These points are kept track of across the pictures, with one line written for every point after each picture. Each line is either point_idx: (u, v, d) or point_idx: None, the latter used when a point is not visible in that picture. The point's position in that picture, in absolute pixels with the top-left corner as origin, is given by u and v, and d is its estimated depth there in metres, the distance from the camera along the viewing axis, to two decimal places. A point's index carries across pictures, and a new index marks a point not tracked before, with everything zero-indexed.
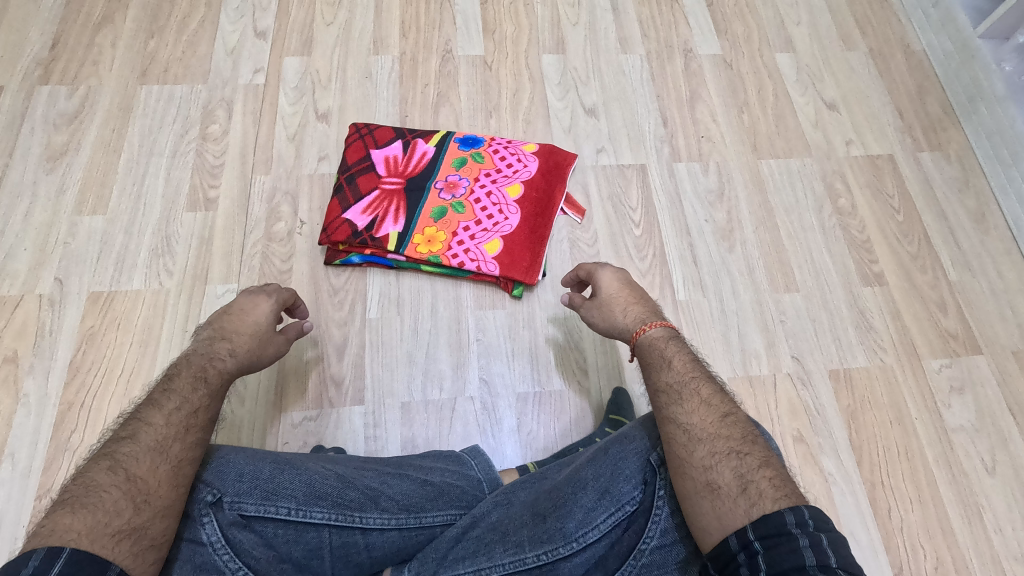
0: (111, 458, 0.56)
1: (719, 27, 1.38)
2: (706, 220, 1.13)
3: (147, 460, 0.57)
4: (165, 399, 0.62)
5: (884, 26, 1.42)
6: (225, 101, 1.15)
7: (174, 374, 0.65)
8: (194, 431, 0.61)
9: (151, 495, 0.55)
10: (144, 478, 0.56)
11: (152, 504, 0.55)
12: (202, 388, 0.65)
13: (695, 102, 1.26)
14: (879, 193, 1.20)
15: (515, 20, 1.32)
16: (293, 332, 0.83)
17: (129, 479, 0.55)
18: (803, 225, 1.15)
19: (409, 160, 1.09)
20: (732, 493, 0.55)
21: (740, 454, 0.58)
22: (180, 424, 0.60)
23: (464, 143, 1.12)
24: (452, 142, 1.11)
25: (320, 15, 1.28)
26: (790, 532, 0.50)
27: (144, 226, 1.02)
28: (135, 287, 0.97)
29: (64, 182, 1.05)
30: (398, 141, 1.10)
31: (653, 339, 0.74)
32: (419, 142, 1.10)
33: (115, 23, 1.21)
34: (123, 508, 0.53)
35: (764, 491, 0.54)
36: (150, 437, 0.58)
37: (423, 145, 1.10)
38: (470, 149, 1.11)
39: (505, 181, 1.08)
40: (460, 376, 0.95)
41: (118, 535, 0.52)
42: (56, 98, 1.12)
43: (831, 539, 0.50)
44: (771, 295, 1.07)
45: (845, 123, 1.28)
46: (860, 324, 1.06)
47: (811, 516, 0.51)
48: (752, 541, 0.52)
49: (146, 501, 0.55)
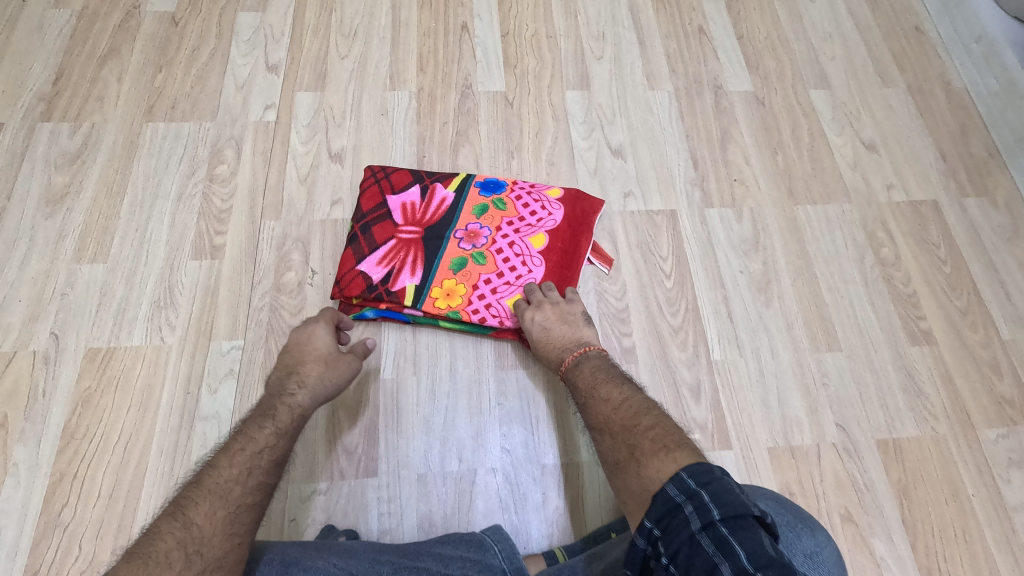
0: (177, 507, 0.60)
1: (750, 61, 1.31)
2: (741, 271, 1.07)
3: (206, 506, 0.60)
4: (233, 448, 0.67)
5: (923, 61, 1.35)
6: (234, 140, 1.10)
7: (244, 426, 0.71)
8: (255, 474, 0.65)
9: (205, 546, 0.56)
10: (200, 526, 0.58)
11: (204, 556, 0.56)
12: (268, 429, 0.71)
13: (727, 141, 1.20)
14: (923, 242, 1.13)
15: (538, 54, 1.26)
16: (360, 346, 0.88)
17: (186, 527, 0.58)
18: (844, 278, 1.08)
19: (426, 207, 1.02)
20: (628, 463, 0.64)
21: (631, 430, 0.68)
22: (242, 464, 0.65)
23: (485, 188, 1.05)
24: (473, 187, 1.05)
25: (334, 48, 1.22)
26: (674, 499, 0.55)
27: (146, 276, 0.96)
28: (135, 344, 0.91)
29: (63, 227, 0.99)
30: (415, 186, 1.04)
31: (585, 362, 0.82)
32: (437, 187, 1.04)
33: (121, 56, 1.16)
34: (175, 558, 0.55)
35: (648, 453, 0.63)
36: (213, 480, 0.63)
37: (442, 190, 1.04)
38: (491, 195, 1.04)
39: (529, 230, 1.01)
40: (481, 446, 0.88)
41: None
42: (58, 136, 1.07)
43: (712, 492, 0.53)
44: (812, 354, 1.00)
45: (886, 165, 1.21)
46: (909, 388, 0.99)
47: (689, 479, 0.55)
48: (651, 529, 0.55)
49: (198, 552, 0.56)
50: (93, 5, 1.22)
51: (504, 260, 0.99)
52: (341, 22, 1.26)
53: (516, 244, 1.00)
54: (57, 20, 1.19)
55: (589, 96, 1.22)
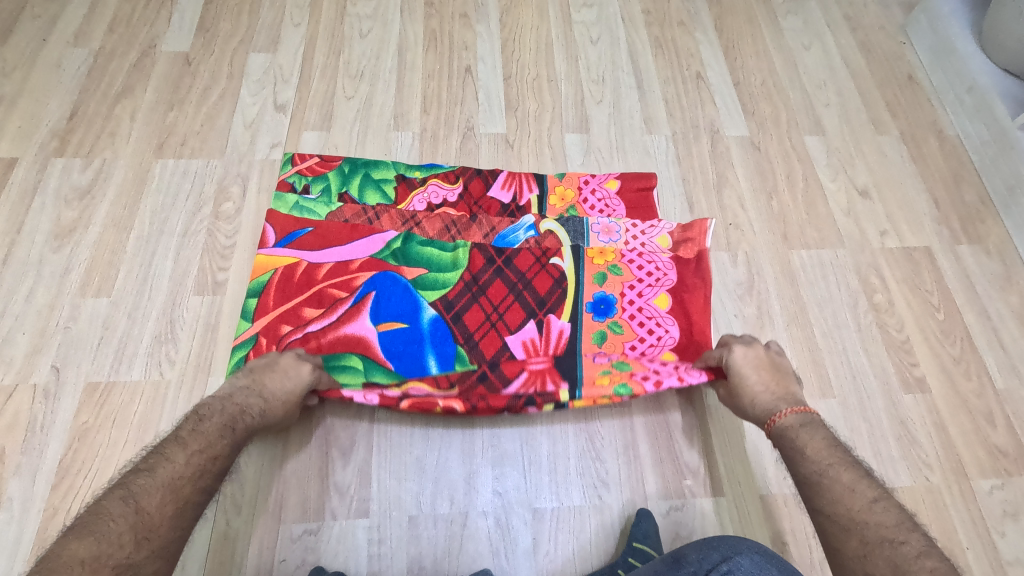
0: (126, 490, 0.61)
1: (746, 107, 1.35)
2: (735, 314, 1.08)
3: (157, 498, 0.61)
4: (228, 424, 0.72)
5: (916, 109, 1.38)
6: (241, 177, 1.12)
7: (205, 417, 0.72)
8: (205, 476, 0.67)
9: (152, 532, 0.59)
10: (150, 513, 0.60)
11: (151, 541, 0.59)
12: (226, 437, 0.71)
13: (723, 186, 1.22)
14: (917, 289, 1.14)
15: (539, 97, 1.30)
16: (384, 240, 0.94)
17: (138, 511, 0.59)
18: (838, 323, 1.09)
19: (548, 342, 0.90)
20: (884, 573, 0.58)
21: (896, 541, 0.60)
22: (197, 464, 0.66)
23: (597, 310, 0.94)
24: (586, 312, 0.94)
25: (341, 89, 1.26)
26: None
27: (148, 311, 0.98)
28: (135, 379, 0.92)
29: (70, 261, 1.01)
30: (530, 320, 0.92)
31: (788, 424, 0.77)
32: (553, 318, 0.92)
33: (135, 95, 1.20)
34: (126, 542, 0.57)
35: (907, 556, 0.58)
36: (166, 473, 0.64)
37: (558, 321, 0.92)
38: (604, 319, 0.94)
39: (652, 292, 0.97)
40: (473, 487, 0.89)
41: (119, 571, 0.55)
42: (70, 171, 1.10)
43: None
44: (805, 401, 1.01)
45: (879, 212, 1.23)
46: (902, 436, 0.99)
47: None
48: None
49: (146, 537, 0.59)
50: (110, 44, 1.26)
51: (653, 383, 0.87)
52: (349, 63, 1.30)
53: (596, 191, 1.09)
54: (75, 58, 1.24)
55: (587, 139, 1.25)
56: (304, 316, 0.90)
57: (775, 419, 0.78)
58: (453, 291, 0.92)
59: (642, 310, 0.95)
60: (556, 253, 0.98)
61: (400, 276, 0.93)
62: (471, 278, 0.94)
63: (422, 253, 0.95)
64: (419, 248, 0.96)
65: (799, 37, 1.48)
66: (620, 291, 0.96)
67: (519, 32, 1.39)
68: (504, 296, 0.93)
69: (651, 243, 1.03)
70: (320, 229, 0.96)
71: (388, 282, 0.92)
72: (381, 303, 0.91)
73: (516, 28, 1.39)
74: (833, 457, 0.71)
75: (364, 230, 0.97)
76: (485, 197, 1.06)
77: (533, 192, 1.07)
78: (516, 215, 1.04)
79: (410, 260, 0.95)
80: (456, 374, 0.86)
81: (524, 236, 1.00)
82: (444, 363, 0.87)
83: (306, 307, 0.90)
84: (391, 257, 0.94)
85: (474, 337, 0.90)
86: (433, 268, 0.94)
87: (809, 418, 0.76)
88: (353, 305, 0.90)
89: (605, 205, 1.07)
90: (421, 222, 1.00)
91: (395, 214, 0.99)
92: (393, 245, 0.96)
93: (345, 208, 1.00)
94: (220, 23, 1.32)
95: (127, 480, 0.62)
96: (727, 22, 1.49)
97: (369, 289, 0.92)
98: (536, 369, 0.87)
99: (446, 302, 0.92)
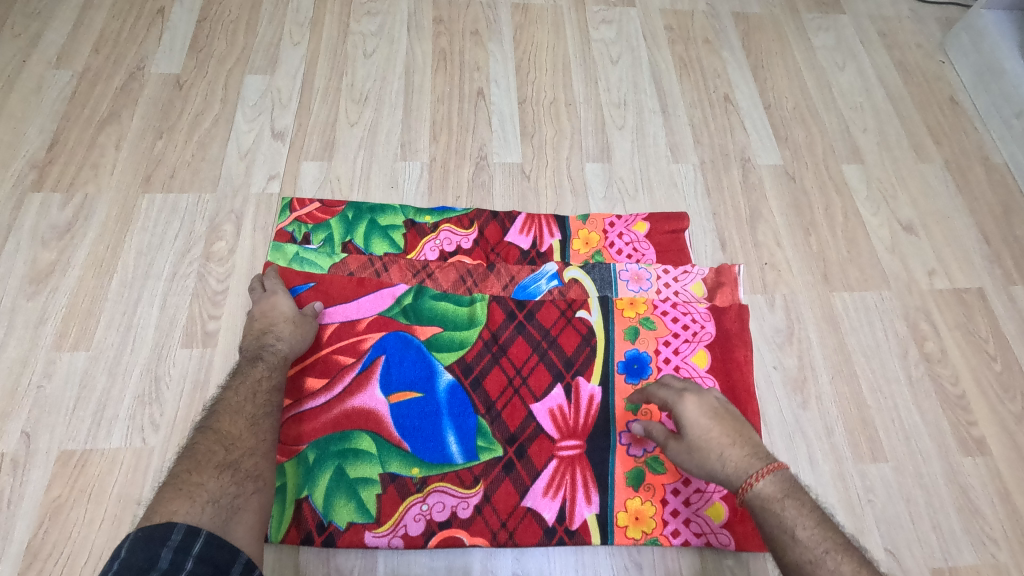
0: (205, 428, 0.74)
1: (779, 132, 1.25)
2: (775, 366, 0.99)
3: (229, 420, 0.75)
4: (257, 356, 0.83)
5: (960, 134, 1.29)
6: (235, 214, 1.03)
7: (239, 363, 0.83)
8: (261, 394, 0.79)
9: (236, 442, 0.73)
10: (227, 432, 0.74)
11: (239, 447, 0.73)
12: (261, 364, 0.82)
13: (756, 221, 1.13)
14: (970, 336, 1.05)
15: (556, 122, 1.21)
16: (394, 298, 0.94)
17: (218, 433, 0.73)
18: (887, 376, 0.99)
19: (577, 411, 0.89)
20: None
21: None
22: (247, 390, 0.79)
23: (630, 372, 0.93)
24: (618, 374, 0.92)
25: (345, 114, 1.17)
26: None
27: (131, 367, 0.89)
28: (114, 446, 0.83)
29: (46, 310, 0.92)
30: (557, 386, 0.91)
31: (771, 493, 0.69)
32: (582, 383, 0.91)
33: (121, 121, 1.11)
34: (218, 451, 0.71)
35: None
36: (229, 406, 0.77)
37: (587, 386, 0.91)
38: (639, 381, 0.92)
39: (690, 349, 0.95)
40: (490, 571, 0.81)
41: (221, 469, 0.69)
42: (48, 208, 1.01)
43: None
44: (855, 466, 0.91)
45: (925, 249, 1.13)
46: (964, 506, 0.90)
47: None
48: None
49: (233, 445, 0.73)
50: (96, 66, 1.17)
51: None
52: (352, 86, 1.21)
53: (624, 234, 1.06)
54: (57, 81, 1.15)
55: (608, 169, 1.16)
56: (317, 380, 0.88)
57: (750, 485, 0.70)
58: (472, 355, 0.92)
59: (679, 370, 0.93)
60: (583, 305, 0.97)
61: (413, 336, 0.92)
62: (490, 336, 0.94)
63: (438, 313, 0.94)
64: (434, 303, 0.95)
65: (832, 55, 1.39)
66: (654, 348, 0.94)
67: (534, 51, 1.30)
68: (526, 356, 0.93)
69: (685, 293, 1.01)
70: (324, 284, 0.94)
71: (404, 343, 0.91)
72: (392, 368, 0.89)
73: (531, 47, 1.30)
74: (828, 539, 0.65)
75: (372, 286, 0.94)
76: (503, 242, 1.04)
77: (555, 237, 1.05)
78: (536, 262, 1.02)
79: (427, 323, 0.93)
80: (480, 466, 0.84)
81: (545, 287, 0.99)
82: (467, 451, 0.85)
83: (318, 370, 0.88)
84: (402, 314, 0.93)
85: (496, 407, 0.89)
86: (449, 329, 0.93)
87: (787, 483, 0.69)
88: (365, 369, 0.89)
89: (634, 248, 1.05)
90: (436, 275, 0.98)
91: (405, 265, 0.98)
92: (404, 302, 0.94)
93: (351, 259, 0.98)
94: (214, 42, 1.23)
95: (205, 425, 0.75)
96: (755, 39, 1.40)
97: (378, 351, 0.90)
98: (566, 457, 0.86)
99: (466, 367, 0.91)
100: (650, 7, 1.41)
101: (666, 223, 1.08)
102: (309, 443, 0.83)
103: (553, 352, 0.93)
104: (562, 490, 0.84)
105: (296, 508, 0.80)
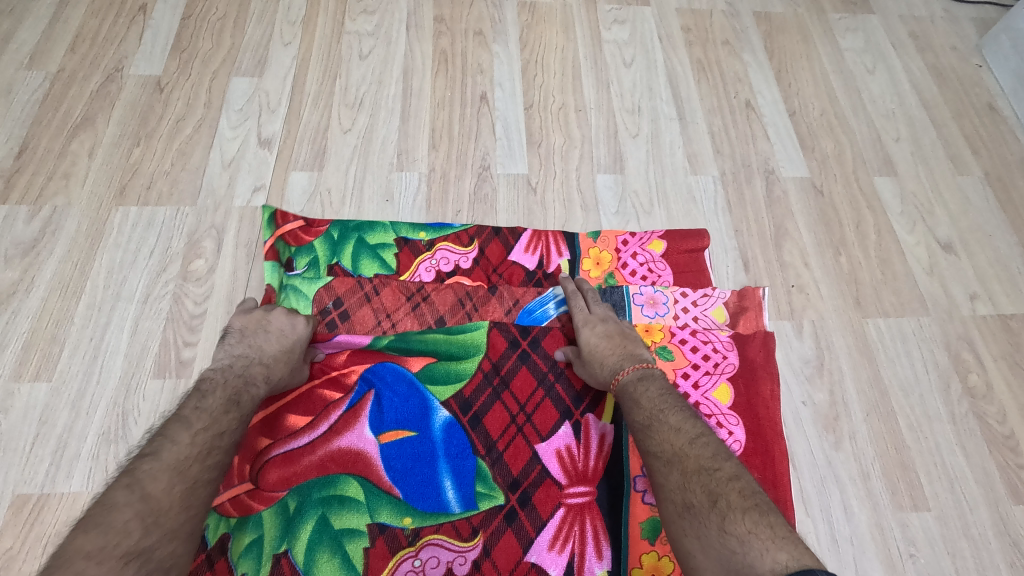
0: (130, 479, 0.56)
1: (805, 142, 1.16)
2: (804, 401, 0.90)
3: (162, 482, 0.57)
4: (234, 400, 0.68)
5: (1000, 145, 1.20)
6: (216, 229, 0.95)
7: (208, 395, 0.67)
8: (216, 455, 0.62)
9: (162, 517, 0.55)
10: (157, 499, 0.55)
11: (162, 526, 0.54)
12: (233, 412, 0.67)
13: (782, 239, 1.04)
14: (1018, 368, 0.95)
15: (565, 129, 1.12)
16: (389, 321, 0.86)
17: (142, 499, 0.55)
18: (927, 413, 0.90)
19: (587, 453, 0.81)
20: None
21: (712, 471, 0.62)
22: (203, 444, 0.62)
23: None
24: None
25: (337, 120, 1.09)
26: None
27: (97, 399, 0.81)
28: (74, 490, 0.75)
29: (5, 334, 0.84)
30: (564, 424, 0.82)
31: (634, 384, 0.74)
32: (591, 420, 0.83)
33: (96, 127, 1.03)
34: (134, 529, 0.52)
35: None
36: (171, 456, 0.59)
37: (598, 423, 0.83)
38: None
39: (711, 383, 0.85)
40: None
41: (128, 560, 0.50)
42: (13, 221, 0.93)
43: None
44: (894, 516, 0.82)
45: (966, 270, 1.04)
46: (1016, 562, 0.81)
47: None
48: None
49: (156, 522, 0.54)
50: (71, 67, 1.09)
51: None
52: (346, 90, 1.12)
53: (636, 254, 0.97)
54: (29, 83, 1.07)
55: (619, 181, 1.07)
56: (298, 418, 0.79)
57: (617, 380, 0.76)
58: (470, 389, 0.83)
59: (700, 407, 0.83)
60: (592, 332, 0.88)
61: (405, 368, 0.83)
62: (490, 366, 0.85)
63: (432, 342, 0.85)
64: (425, 331, 0.86)
65: (862, 58, 1.30)
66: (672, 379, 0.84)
67: (542, 52, 1.21)
68: (530, 390, 0.84)
69: (705, 319, 0.91)
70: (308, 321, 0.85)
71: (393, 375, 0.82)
72: (383, 405, 0.81)
73: (538, 48, 1.22)
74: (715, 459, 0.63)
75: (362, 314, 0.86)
76: (506, 262, 0.95)
77: (564, 255, 0.96)
78: (543, 283, 0.94)
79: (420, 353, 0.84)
80: (479, 516, 0.76)
81: (552, 311, 0.91)
82: (465, 498, 0.76)
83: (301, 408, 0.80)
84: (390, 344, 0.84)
85: (497, 447, 0.80)
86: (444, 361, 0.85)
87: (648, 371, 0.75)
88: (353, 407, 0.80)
89: (649, 269, 0.96)
90: (431, 299, 0.89)
91: (398, 288, 0.89)
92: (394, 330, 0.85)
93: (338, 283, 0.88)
94: (199, 42, 1.15)
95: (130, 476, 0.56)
96: (778, 41, 1.31)
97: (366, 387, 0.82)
98: (575, 504, 0.77)
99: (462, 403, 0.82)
100: (666, 6, 1.33)
101: (684, 241, 0.98)
102: (290, 489, 0.75)
103: (560, 386, 0.85)
104: (570, 542, 0.75)
105: (272, 564, 0.71)
